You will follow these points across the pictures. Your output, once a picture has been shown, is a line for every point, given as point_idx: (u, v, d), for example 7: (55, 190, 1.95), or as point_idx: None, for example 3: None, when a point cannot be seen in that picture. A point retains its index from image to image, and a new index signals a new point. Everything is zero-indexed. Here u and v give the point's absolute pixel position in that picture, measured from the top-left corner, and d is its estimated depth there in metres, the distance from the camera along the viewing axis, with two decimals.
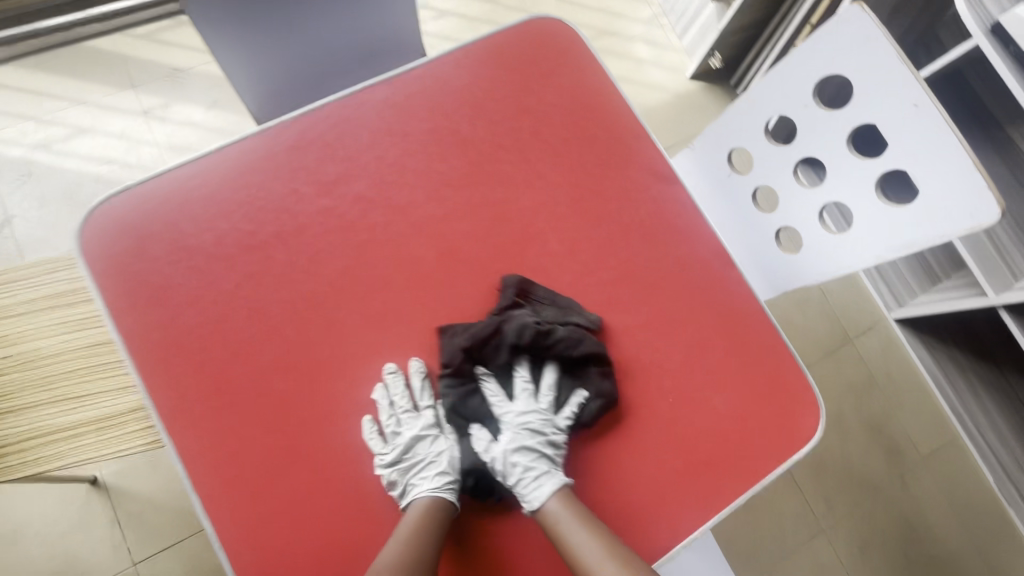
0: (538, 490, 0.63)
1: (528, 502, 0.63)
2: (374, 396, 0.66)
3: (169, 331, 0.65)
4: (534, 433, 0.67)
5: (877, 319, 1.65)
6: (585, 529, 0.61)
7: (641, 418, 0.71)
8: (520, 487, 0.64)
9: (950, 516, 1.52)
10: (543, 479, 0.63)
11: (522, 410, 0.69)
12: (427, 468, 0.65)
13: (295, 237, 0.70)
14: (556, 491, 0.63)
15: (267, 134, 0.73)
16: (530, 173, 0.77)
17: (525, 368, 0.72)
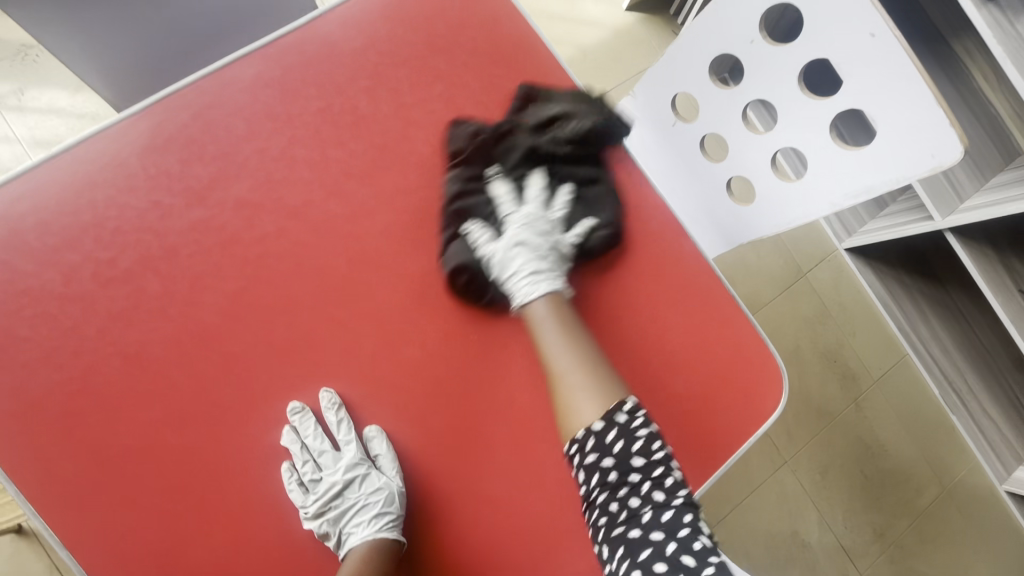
0: (532, 287, 0.61)
1: (520, 297, 0.62)
2: (281, 443, 0.57)
3: (23, 395, 0.53)
4: (536, 234, 0.64)
5: (829, 251, 1.64)
6: (572, 336, 0.60)
7: (703, 435, 0.66)
8: (513, 283, 0.62)
9: (900, 431, 1.59)
10: (538, 280, 0.62)
11: (530, 212, 0.65)
12: (362, 510, 0.58)
13: (168, 261, 0.57)
14: (548, 294, 0.62)
15: (111, 134, 0.58)
16: (449, 150, 0.66)
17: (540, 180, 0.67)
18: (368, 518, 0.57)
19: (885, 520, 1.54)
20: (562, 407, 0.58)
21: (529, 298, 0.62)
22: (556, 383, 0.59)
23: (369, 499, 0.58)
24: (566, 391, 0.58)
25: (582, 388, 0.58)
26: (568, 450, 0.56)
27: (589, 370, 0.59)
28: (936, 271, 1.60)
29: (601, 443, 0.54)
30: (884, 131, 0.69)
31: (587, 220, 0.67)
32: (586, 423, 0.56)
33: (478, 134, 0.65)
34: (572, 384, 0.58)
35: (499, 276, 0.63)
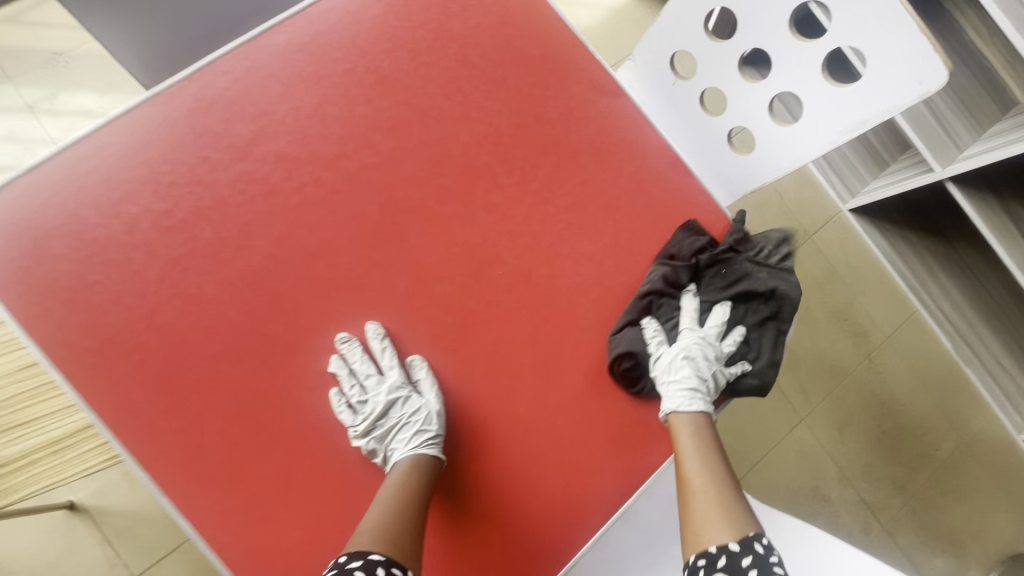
0: (683, 398, 0.65)
1: (670, 402, 0.65)
2: (328, 370, 0.62)
3: (98, 332, 0.59)
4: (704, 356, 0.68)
5: (834, 212, 1.66)
6: (710, 458, 0.62)
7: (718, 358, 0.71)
8: (667, 387, 0.66)
9: (915, 387, 1.61)
10: (694, 397, 0.65)
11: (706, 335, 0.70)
12: (405, 430, 0.62)
13: (217, 211, 0.63)
14: (695, 412, 0.65)
15: (162, 99, 0.64)
16: (466, 105, 0.71)
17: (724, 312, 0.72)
18: (411, 435, 0.62)
19: (905, 474, 1.56)
20: (691, 522, 0.58)
21: (677, 407, 0.65)
22: (688, 495, 0.60)
23: (410, 420, 0.62)
24: (694, 508, 0.59)
25: (714, 510, 0.57)
26: (694, 562, 0.55)
27: (722, 500, 0.58)
28: (941, 228, 1.63)
29: (735, 565, 0.53)
30: (874, 66, 0.74)
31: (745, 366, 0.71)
32: (715, 539, 0.55)
33: (704, 253, 0.71)
34: (700, 506, 0.58)
35: (656, 377, 0.67)
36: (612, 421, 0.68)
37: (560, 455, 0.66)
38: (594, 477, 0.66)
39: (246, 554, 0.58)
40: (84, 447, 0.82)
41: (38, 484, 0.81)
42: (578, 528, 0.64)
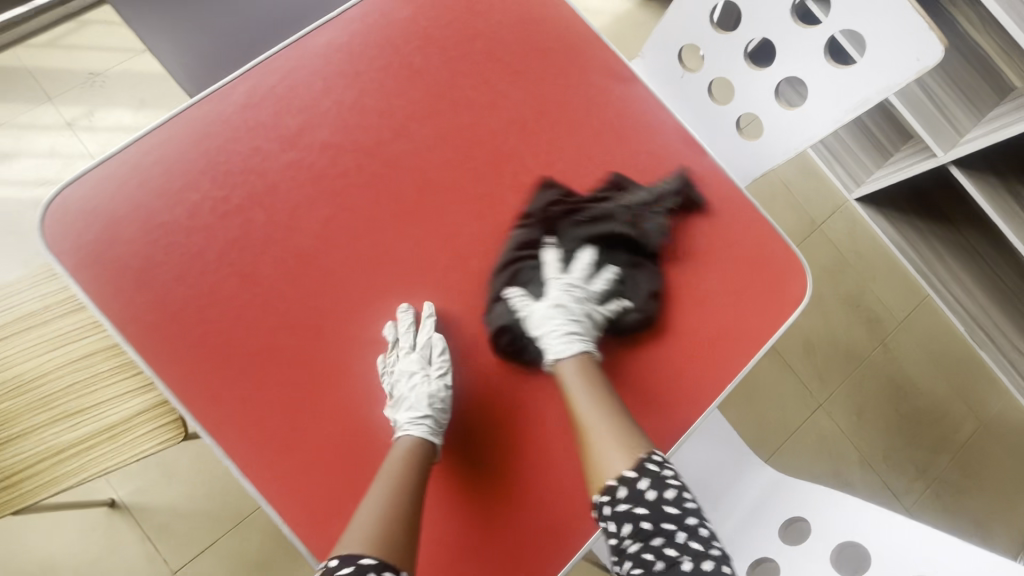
0: (565, 345, 0.65)
1: (552, 353, 0.66)
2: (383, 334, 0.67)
3: (165, 309, 0.63)
4: (575, 300, 0.69)
5: (840, 202, 1.70)
6: (598, 393, 0.64)
7: (741, 326, 0.76)
8: (547, 341, 0.67)
9: (931, 370, 1.63)
10: (573, 339, 0.66)
11: (572, 280, 0.71)
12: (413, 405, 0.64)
13: (270, 196, 0.68)
14: (578, 353, 0.66)
15: (217, 97, 0.70)
16: (492, 94, 0.76)
17: (588, 254, 0.74)
18: (412, 413, 0.61)
19: (926, 457, 1.56)
20: (594, 467, 0.59)
21: (560, 356, 0.66)
22: (586, 444, 0.61)
23: (409, 398, 0.62)
24: (594, 443, 0.61)
25: (612, 445, 0.59)
26: (596, 500, 0.59)
27: (616, 431, 0.61)
28: (946, 215, 1.67)
29: (636, 493, 0.57)
30: (872, 47, 0.79)
31: (621, 300, 0.73)
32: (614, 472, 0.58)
33: (555, 206, 0.73)
34: (600, 446, 0.60)
35: (534, 336, 0.68)
36: (644, 386, 0.72)
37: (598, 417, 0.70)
38: None
39: (306, 511, 0.61)
40: (135, 434, 0.87)
41: (93, 468, 0.85)
42: None
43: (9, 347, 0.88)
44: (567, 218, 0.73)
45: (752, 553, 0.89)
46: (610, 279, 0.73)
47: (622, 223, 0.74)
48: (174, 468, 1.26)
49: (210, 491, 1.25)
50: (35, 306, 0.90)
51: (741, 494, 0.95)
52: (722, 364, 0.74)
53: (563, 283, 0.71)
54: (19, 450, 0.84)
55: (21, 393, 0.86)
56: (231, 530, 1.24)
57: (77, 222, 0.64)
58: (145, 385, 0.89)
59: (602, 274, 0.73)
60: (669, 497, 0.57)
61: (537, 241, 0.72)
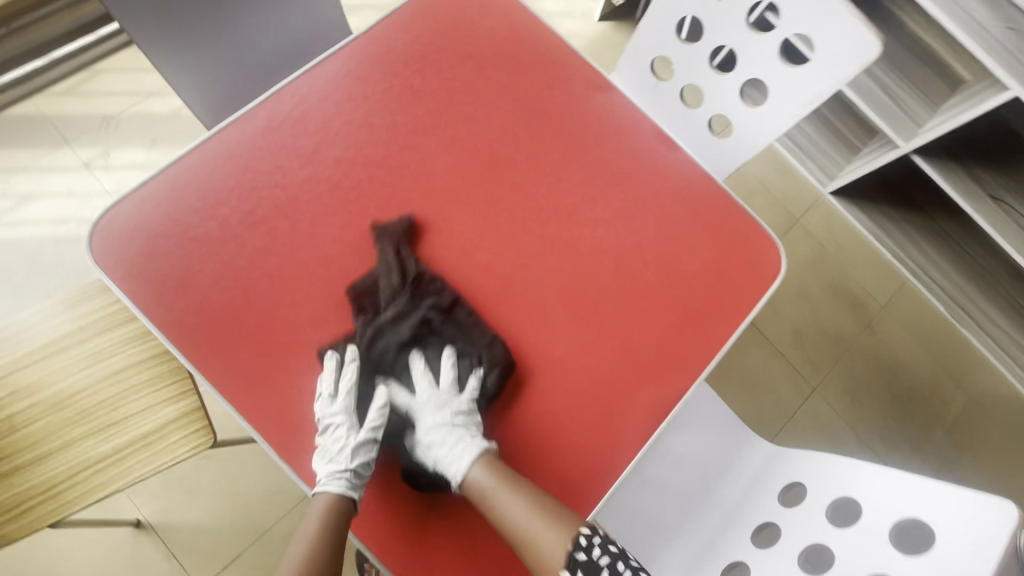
0: (458, 463, 0.68)
1: (452, 479, 0.68)
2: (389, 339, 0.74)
3: (203, 311, 0.70)
4: (437, 415, 0.71)
5: (816, 196, 1.80)
6: (510, 488, 0.67)
7: (723, 301, 0.84)
8: (445, 467, 0.69)
9: (918, 350, 1.70)
10: (461, 451, 0.69)
11: (428, 398, 0.73)
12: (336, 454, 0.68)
13: (293, 206, 0.75)
14: (475, 457, 0.68)
15: (240, 123, 0.78)
16: (485, 106, 0.85)
17: (421, 363, 0.75)
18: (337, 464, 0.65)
19: (921, 434, 1.62)
20: (530, 557, 0.63)
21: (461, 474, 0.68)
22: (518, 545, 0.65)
23: (333, 451, 0.66)
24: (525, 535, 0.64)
25: (543, 524, 0.64)
26: None
27: (545, 517, 0.64)
28: (916, 201, 1.77)
29: None
30: (820, 47, 0.89)
31: (475, 373, 0.75)
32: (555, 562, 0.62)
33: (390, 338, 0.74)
34: (530, 529, 0.64)
35: (435, 469, 0.70)
36: (641, 360, 0.79)
37: (600, 389, 0.77)
38: (628, 407, 0.77)
39: None
40: (167, 441, 0.93)
41: (131, 476, 0.91)
42: (622, 448, 0.75)
43: (47, 367, 0.94)
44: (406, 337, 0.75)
45: (754, 520, 0.97)
46: (455, 365, 0.75)
47: (433, 316, 0.75)
48: (196, 485, 1.30)
49: (233, 505, 1.29)
50: (69, 327, 0.97)
51: (741, 468, 1.06)
52: (708, 336, 0.82)
53: (424, 407, 0.73)
54: (61, 463, 0.90)
55: (60, 409, 0.93)
56: (253, 543, 1.27)
57: (121, 240, 0.71)
58: (176, 395, 0.95)
59: (444, 365, 0.75)
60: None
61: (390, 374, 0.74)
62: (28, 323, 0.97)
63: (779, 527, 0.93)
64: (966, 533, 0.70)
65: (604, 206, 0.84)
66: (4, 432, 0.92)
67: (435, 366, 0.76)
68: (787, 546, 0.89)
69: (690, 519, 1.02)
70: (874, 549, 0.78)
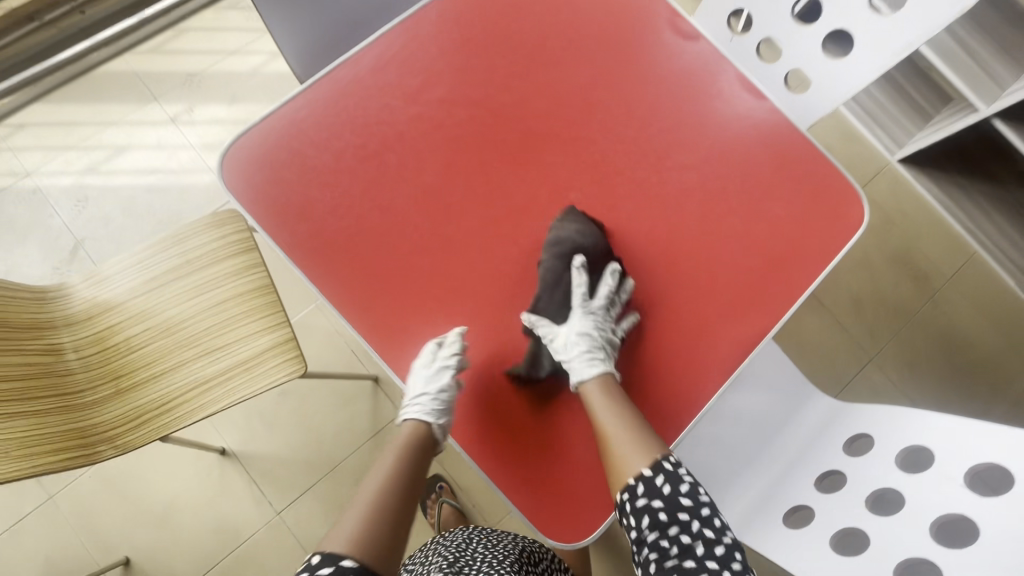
0: (586, 368, 0.74)
1: (573, 374, 0.74)
2: (526, 277, 0.79)
3: (322, 236, 0.77)
4: (596, 325, 0.77)
5: (883, 164, 1.75)
6: (614, 406, 0.72)
7: (809, 245, 0.85)
8: (572, 363, 0.74)
9: (982, 324, 1.65)
10: (594, 361, 0.75)
11: (589, 306, 0.79)
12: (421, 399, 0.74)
13: (398, 142, 0.80)
14: (600, 376, 0.74)
15: (351, 63, 0.82)
16: (579, 50, 0.87)
17: (609, 275, 0.80)
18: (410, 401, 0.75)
19: (981, 408, 1.59)
20: (614, 463, 0.70)
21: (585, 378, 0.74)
22: (605, 445, 0.71)
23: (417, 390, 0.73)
24: (616, 449, 0.70)
25: (631, 446, 0.69)
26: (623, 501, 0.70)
27: (626, 421, 0.71)
28: (992, 171, 1.68)
29: (653, 491, 0.68)
30: None
31: (631, 318, 0.80)
32: (635, 473, 0.68)
33: (576, 233, 0.77)
34: (616, 438, 0.70)
35: (560, 358, 0.75)
36: (726, 299, 0.82)
37: (688, 322, 0.81)
38: (711, 345, 0.80)
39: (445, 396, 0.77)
40: (267, 367, 1.00)
41: (229, 396, 0.98)
42: (707, 377, 0.79)
43: (160, 294, 1.04)
44: (595, 246, 0.78)
45: (819, 467, 0.97)
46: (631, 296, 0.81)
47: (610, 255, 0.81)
48: (275, 420, 1.39)
49: (308, 440, 1.38)
50: (178, 260, 1.05)
51: (807, 419, 1.05)
52: (792, 279, 0.83)
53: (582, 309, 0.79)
54: (173, 380, 1.00)
55: (172, 333, 1.02)
56: (327, 476, 1.36)
57: (248, 169, 0.78)
58: (272, 326, 1.02)
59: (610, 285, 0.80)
60: (684, 491, 0.68)
61: (565, 266, 0.78)
62: (142, 254, 1.06)
63: (847, 475, 0.92)
64: None
65: (694, 151, 0.85)
66: (124, 351, 1.01)
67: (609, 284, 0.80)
68: (854, 490, 0.88)
69: (754, 466, 1.03)
70: (950, 493, 0.76)
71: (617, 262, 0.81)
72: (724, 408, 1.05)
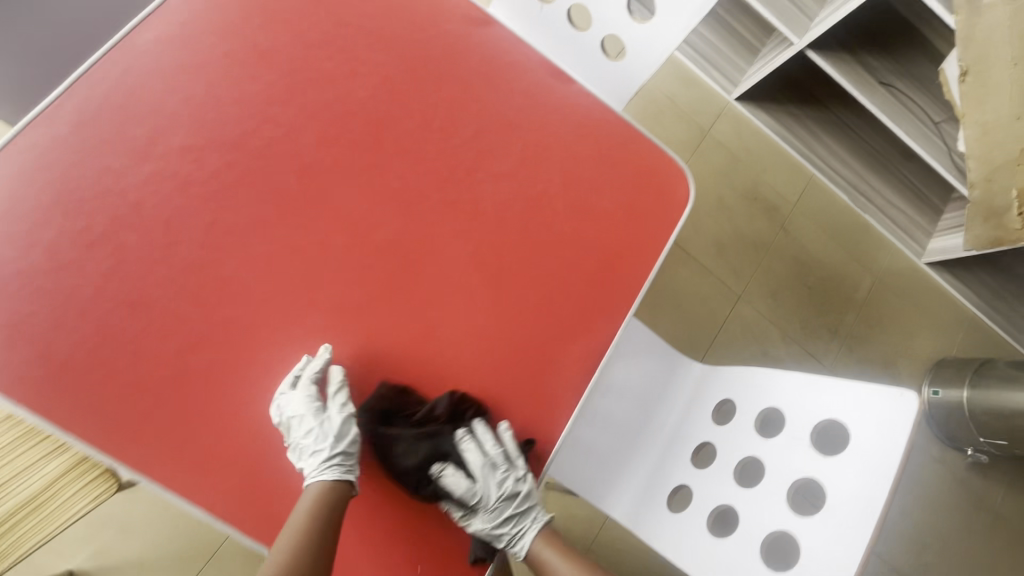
0: (525, 540, 0.76)
1: (519, 550, 0.76)
2: (324, 348, 0.67)
3: (53, 359, 0.60)
4: (496, 490, 0.73)
5: (723, 105, 1.80)
6: (567, 557, 0.77)
7: (638, 238, 0.80)
8: (512, 544, 0.75)
9: (828, 241, 1.78)
10: (526, 528, 0.76)
11: (483, 476, 0.72)
12: (311, 452, 0.63)
13: (136, 214, 0.64)
14: (540, 530, 0.77)
15: (43, 120, 0.63)
16: (352, 60, 0.73)
17: (466, 440, 0.71)
18: (310, 458, 0.63)
19: (837, 319, 1.73)
20: None
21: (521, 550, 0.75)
22: None
23: (309, 441, 0.63)
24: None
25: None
26: None
27: (571, 558, 0.77)
28: (817, 95, 1.74)
29: None
30: None
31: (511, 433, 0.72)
32: None
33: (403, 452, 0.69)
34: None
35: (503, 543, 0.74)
36: (565, 314, 0.76)
37: (533, 348, 0.74)
38: (558, 368, 0.75)
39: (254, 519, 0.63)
40: (65, 496, 0.82)
41: (20, 544, 0.79)
42: (559, 408, 0.74)
43: None
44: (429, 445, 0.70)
45: (694, 440, 0.96)
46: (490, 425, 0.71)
47: (452, 428, 0.71)
48: (129, 521, 1.20)
49: (174, 532, 1.21)
50: None
51: (679, 388, 1.04)
52: (627, 278, 0.78)
53: (480, 484, 0.72)
54: None
55: None
56: (208, 564, 1.20)
57: None
58: (57, 449, 0.84)
59: (477, 448, 0.71)
60: None
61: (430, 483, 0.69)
62: None
63: (714, 445, 0.92)
64: (878, 427, 0.70)
65: (505, 156, 0.77)
66: None
67: (471, 445, 0.71)
68: (722, 462, 0.88)
69: (633, 448, 1.01)
70: (798, 454, 0.77)
71: (463, 425, 0.71)
72: (609, 386, 1.03)
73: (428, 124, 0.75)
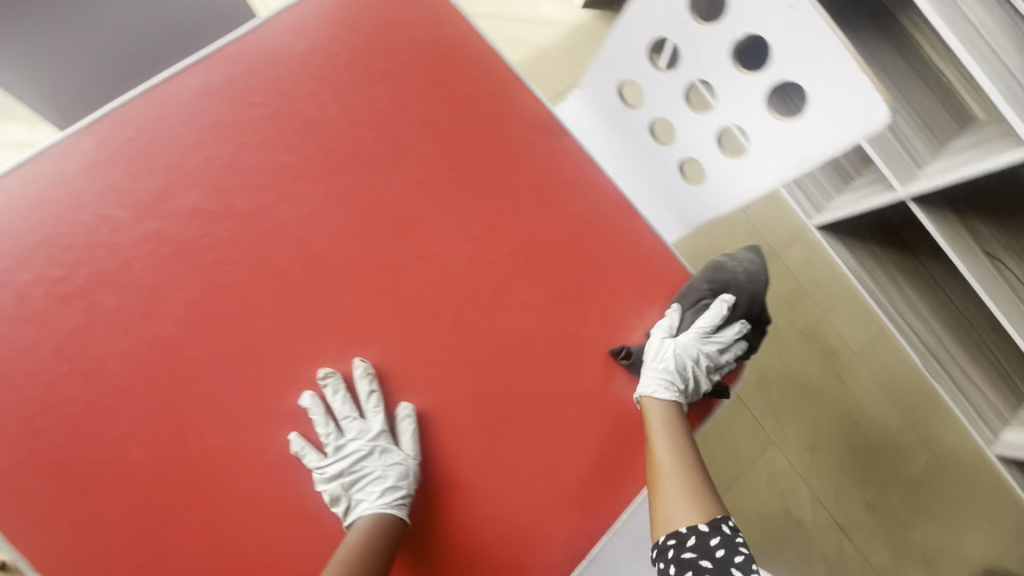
0: (658, 385, 0.68)
1: (647, 387, 0.68)
2: (290, 449, 0.59)
3: None
4: (695, 359, 0.73)
5: (800, 228, 1.65)
6: (676, 439, 0.66)
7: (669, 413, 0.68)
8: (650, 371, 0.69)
9: (885, 403, 1.59)
10: (667, 389, 0.69)
11: (708, 347, 0.74)
12: (374, 483, 0.61)
13: (123, 274, 0.59)
14: (668, 402, 0.68)
15: (59, 157, 0.60)
16: (399, 147, 0.66)
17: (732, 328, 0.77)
18: (366, 494, 0.60)
19: (878, 493, 1.53)
20: (660, 509, 0.63)
21: (653, 391, 0.67)
22: (654, 475, 0.64)
23: (373, 468, 0.61)
24: (661, 492, 0.64)
25: (679, 498, 0.63)
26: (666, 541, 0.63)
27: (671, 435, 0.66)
28: (905, 239, 1.61)
29: (703, 545, 0.61)
30: (816, 105, 0.69)
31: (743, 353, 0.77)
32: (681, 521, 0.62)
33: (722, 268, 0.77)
34: (667, 490, 0.63)
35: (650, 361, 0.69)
36: (561, 487, 0.63)
37: (520, 516, 0.62)
38: (542, 550, 0.61)
39: None
40: None
41: None
42: None
43: None
44: (735, 291, 0.77)
45: None
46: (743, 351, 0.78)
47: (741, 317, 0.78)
48: None
49: None
50: None
51: None
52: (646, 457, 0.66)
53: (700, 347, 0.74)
54: None
55: None
56: None
57: None
58: None
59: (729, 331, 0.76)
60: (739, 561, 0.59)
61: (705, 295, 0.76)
62: None
63: None
64: None
65: (541, 286, 0.67)
66: None
67: (726, 330, 0.77)
68: None
69: None
70: None
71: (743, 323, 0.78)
72: None
73: (462, 232, 0.66)
